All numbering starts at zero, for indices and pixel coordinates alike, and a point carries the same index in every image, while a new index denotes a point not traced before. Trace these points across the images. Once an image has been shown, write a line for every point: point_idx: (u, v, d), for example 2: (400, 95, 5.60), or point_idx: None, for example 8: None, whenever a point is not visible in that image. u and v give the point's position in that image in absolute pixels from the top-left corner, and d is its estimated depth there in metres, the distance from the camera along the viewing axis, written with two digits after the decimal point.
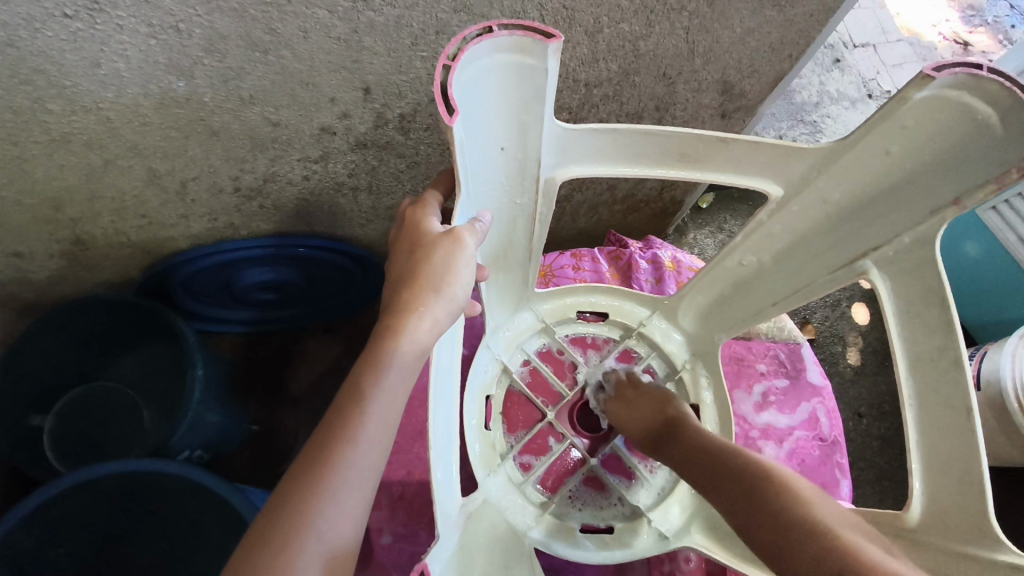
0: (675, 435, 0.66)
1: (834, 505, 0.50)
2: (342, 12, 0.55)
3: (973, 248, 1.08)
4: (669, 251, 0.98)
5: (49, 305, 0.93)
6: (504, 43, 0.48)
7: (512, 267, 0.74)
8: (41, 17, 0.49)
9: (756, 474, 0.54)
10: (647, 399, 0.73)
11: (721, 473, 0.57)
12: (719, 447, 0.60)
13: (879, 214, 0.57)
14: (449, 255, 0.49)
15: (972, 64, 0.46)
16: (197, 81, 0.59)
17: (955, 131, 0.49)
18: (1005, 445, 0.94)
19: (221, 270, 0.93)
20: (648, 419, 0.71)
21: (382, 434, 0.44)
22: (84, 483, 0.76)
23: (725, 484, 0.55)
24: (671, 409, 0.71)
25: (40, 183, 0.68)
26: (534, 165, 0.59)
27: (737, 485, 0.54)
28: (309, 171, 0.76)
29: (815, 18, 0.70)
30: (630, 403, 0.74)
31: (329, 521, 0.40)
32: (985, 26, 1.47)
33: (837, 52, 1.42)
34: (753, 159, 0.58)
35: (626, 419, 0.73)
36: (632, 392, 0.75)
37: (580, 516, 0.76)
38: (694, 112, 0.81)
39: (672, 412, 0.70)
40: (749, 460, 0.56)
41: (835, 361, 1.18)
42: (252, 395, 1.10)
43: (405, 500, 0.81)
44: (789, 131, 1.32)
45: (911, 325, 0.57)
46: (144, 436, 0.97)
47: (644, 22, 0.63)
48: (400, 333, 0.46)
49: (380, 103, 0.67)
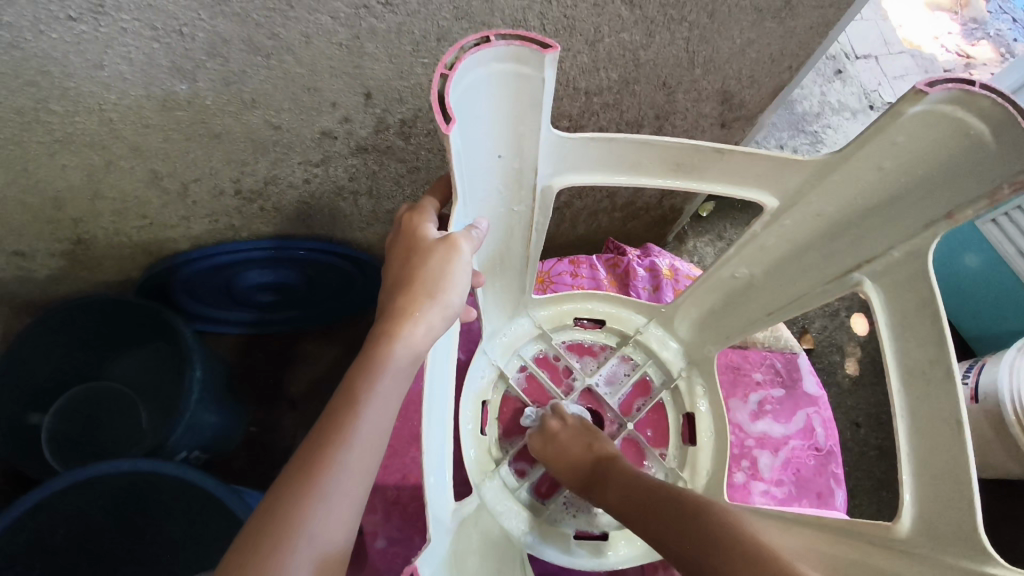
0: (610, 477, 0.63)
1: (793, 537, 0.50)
2: (344, 18, 0.55)
3: (972, 259, 1.08)
4: (668, 259, 0.99)
5: (49, 304, 0.94)
6: (502, 53, 0.48)
7: (509, 274, 0.75)
8: (47, 19, 0.49)
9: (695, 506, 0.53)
10: (571, 435, 0.70)
11: (655, 512, 0.55)
12: (653, 488, 0.58)
13: (872, 227, 0.58)
14: (444, 263, 0.49)
15: (964, 80, 0.46)
16: (199, 84, 0.59)
17: (949, 143, 0.49)
18: (1002, 458, 0.94)
19: (220, 271, 0.93)
20: (576, 458, 0.68)
21: (376, 438, 0.44)
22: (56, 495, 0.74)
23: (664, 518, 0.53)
24: (597, 446, 0.68)
25: (43, 183, 0.68)
26: (532, 173, 0.60)
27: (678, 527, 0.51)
28: (310, 175, 0.77)
29: (815, 30, 0.71)
30: (553, 441, 0.71)
31: (321, 523, 0.40)
32: (988, 39, 1.48)
33: (839, 63, 1.42)
34: (749, 170, 0.59)
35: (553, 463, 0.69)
36: (558, 424, 0.72)
37: (574, 522, 0.75)
38: (693, 122, 0.82)
39: (594, 450, 0.68)
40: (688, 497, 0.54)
41: (833, 371, 1.18)
42: (250, 397, 1.10)
43: (400, 504, 0.81)
44: (790, 142, 1.32)
45: (903, 336, 0.57)
46: (140, 436, 0.97)
47: (644, 32, 0.64)
48: (395, 339, 0.46)
49: (381, 108, 0.67)
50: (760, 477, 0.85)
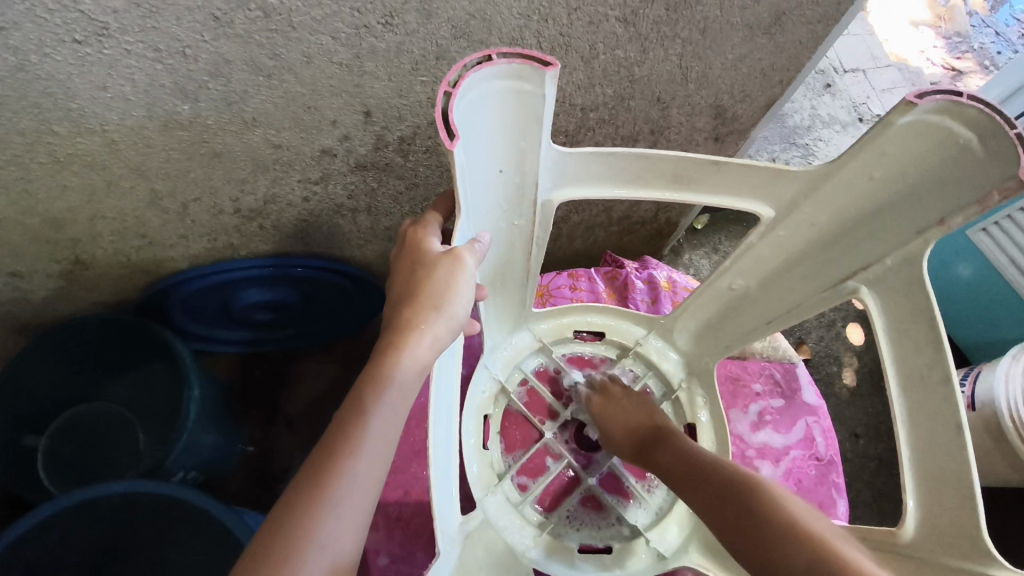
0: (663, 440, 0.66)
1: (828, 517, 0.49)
2: (345, 38, 0.56)
3: (965, 268, 1.09)
4: (666, 272, 1.00)
5: (46, 324, 0.93)
6: (503, 70, 0.49)
7: (510, 288, 0.75)
8: (52, 42, 0.50)
9: (738, 487, 0.53)
10: (631, 404, 0.74)
11: (702, 479, 0.56)
12: (705, 455, 0.60)
13: (865, 237, 0.59)
14: (450, 274, 0.50)
15: (954, 91, 0.48)
16: (201, 104, 0.60)
17: (939, 152, 0.50)
18: (1001, 466, 0.94)
19: (219, 289, 0.93)
20: (634, 423, 0.71)
21: (383, 448, 0.44)
22: (32, 530, 0.73)
23: (713, 494, 0.54)
24: (656, 416, 0.72)
25: (43, 204, 0.68)
26: (532, 188, 0.61)
27: (719, 498, 0.53)
28: (310, 193, 0.77)
29: (804, 46, 0.72)
30: (613, 402, 0.75)
31: (330, 534, 0.40)
32: (972, 52, 1.52)
33: (828, 77, 1.45)
34: (745, 182, 0.60)
35: (608, 429, 0.73)
36: (619, 392, 0.76)
37: (578, 536, 0.75)
38: (688, 136, 0.83)
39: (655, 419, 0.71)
40: (738, 472, 0.55)
41: (831, 381, 1.19)
42: (248, 416, 1.10)
43: (402, 521, 0.81)
44: (782, 154, 1.34)
45: (901, 345, 0.58)
46: (138, 458, 0.97)
47: (638, 48, 0.65)
48: (402, 349, 0.46)
49: (380, 126, 0.68)
50: None
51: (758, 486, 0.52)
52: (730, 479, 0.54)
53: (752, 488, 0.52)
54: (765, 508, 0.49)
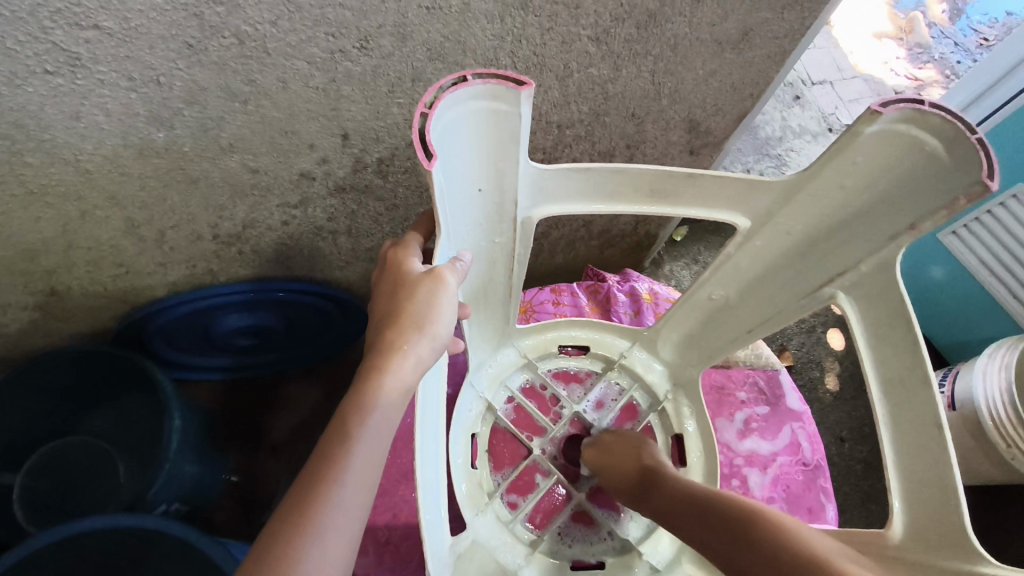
0: (658, 485, 0.64)
1: (828, 538, 0.50)
2: (321, 63, 0.57)
3: (937, 271, 1.12)
4: (647, 284, 1.00)
5: (21, 358, 0.91)
6: (478, 91, 0.50)
7: (493, 305, 0.75)
8: (24, 73, 0.49)
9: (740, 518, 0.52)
10: (625, 445, 0.73)
11: (706, 518, 0.56)
12: (706, 492, 0.59)
13: (840, 244, 0.60)
14: (431, 295, 0.50)
15: (915, 99, 0.49)
16: (176, 131, 0.60)
17: (906, 160, 0.52)
18: (983, 463, 0.96)
19: (199, 316, 0.92)
20: (627, 466, 0.70)
21: (369, 473, 0.44)
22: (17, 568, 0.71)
23: (716, 531, 0.53)
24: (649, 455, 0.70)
25: (16, 236, 0.67)
26: (511, 206, 0.61)
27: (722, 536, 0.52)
28: (289, 217, 0.77)
29: (772, 60, 0.74)
30: (608, 447, 0.73)
31: (316, 564, 0.39)
32: (933, 62, 1.57)
33: (797, 89, 1.48)
34: (720, 193, 0.61)
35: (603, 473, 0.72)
36: (612, 437, 0.75)
37: (570, 552, 0.75)
38: (663, 150, 0.84)
39: (650, 458, 0.70)
40: (738, 505, 0.55)
41: (814, 386, 1.20)
42: (232, 444, 1.08)
43: (392, 545, 0.80)
44: (756, 165, 1.37)
45: (880, 348, 0.59)
46: (117, 491, 0.94)
47: (611, 66, 0.66)
48: (384, 371, 0.46)
49: (358, 148, 0.68)
50: (751, 495, 0.85)
51: (760, 514, 0.52)
52: (731, 515, 0.54)
53: (753, 517, 0.51)
54: (770, 537, 0.49)
